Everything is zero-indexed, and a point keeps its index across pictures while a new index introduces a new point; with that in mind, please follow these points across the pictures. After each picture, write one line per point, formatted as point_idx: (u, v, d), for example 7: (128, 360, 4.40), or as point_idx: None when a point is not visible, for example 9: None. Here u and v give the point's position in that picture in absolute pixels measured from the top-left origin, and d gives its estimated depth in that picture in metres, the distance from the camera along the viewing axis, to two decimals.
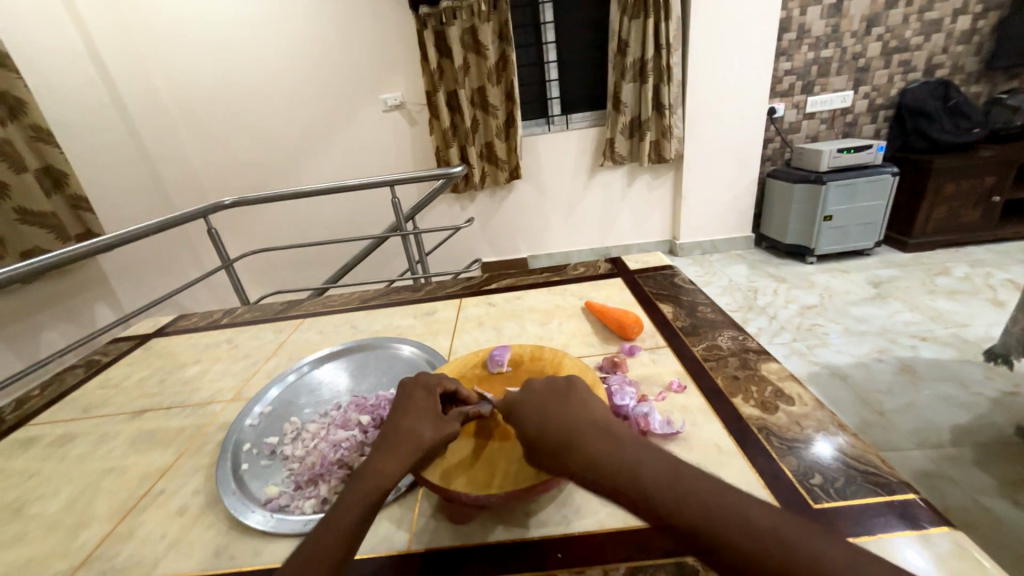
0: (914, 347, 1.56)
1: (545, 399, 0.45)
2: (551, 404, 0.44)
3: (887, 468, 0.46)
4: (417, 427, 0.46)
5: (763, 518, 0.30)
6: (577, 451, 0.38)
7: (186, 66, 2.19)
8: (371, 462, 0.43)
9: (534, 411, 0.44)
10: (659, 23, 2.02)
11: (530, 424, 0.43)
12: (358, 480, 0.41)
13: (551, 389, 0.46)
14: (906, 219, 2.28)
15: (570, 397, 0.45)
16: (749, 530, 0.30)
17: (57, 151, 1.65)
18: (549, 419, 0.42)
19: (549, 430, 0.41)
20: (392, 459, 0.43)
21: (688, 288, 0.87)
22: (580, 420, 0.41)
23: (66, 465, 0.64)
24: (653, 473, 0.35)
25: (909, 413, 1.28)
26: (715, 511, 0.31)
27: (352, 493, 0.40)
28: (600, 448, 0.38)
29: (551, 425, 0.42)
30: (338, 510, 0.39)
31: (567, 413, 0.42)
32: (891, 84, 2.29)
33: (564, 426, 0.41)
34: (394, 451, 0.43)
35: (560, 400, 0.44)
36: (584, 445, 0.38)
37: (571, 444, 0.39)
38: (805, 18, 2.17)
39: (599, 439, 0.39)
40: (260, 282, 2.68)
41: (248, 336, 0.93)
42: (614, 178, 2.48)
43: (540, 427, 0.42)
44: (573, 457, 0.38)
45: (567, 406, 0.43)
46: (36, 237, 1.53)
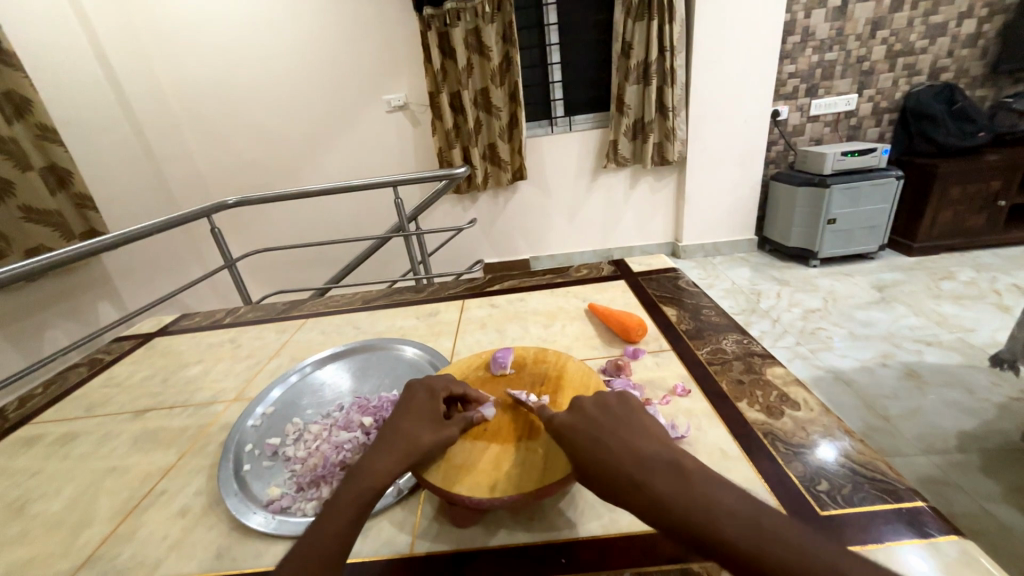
0: (918, 351, 1.56)
1: (596, 423, 0.41)
2: (604, 429, 0.40)
3: (896, 475, 0.46)
4: (415, 429, 0.46)
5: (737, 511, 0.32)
6: (643, 488, 0.34)
7: (191, 66, 2.20)
8: (366, 463, 0.42)
9: (586, 438, 0.40)
10: (663, 26, 2.01)
11: (582, 453, 0.39)
12: (351, 480, 0.41)
13: (598, 410, 0.42)
14: (910, 222, 2.27)
15: (622, 421, 0.41)
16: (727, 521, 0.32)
17: (62, 150, 1.65)
18: (604, 448, 0.38)
19: (606, 462, 0.37)
20: (388, 459, 0.42)
21: (692, 291, 0.86)
22: (639, 450, 0.37)
23: (68, 464, 0.64)
24: (733, 513, 0.31)
25: (914, 419, 1.27)
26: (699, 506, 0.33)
27: (344, 494, 0.40)
28: (667, 484, 0.34)
29: (607, 456, 0.38)
30: (330, 510, 0.39)
31: (623, 441, 0.38)
32: (896, 88, 2.28)
33: (622, 457, 0.37)
34: (391, 452, 0.43)
35: (610, 423, 0.41)
36: (648, 480, 0.35)
37: (632, 479, 0.35)
38: (810, 21, 2.16)
39: (665, 470, 0.35)
40: (262, 282, 2.68)
41: (251, 336, 0.93)
42: (617, 180, 2.48)
43: (594, 457, 0.38)
44: (638, 495, 0.34)
45: (620, 431, 0.39)
46: (40, 235, 1.53)
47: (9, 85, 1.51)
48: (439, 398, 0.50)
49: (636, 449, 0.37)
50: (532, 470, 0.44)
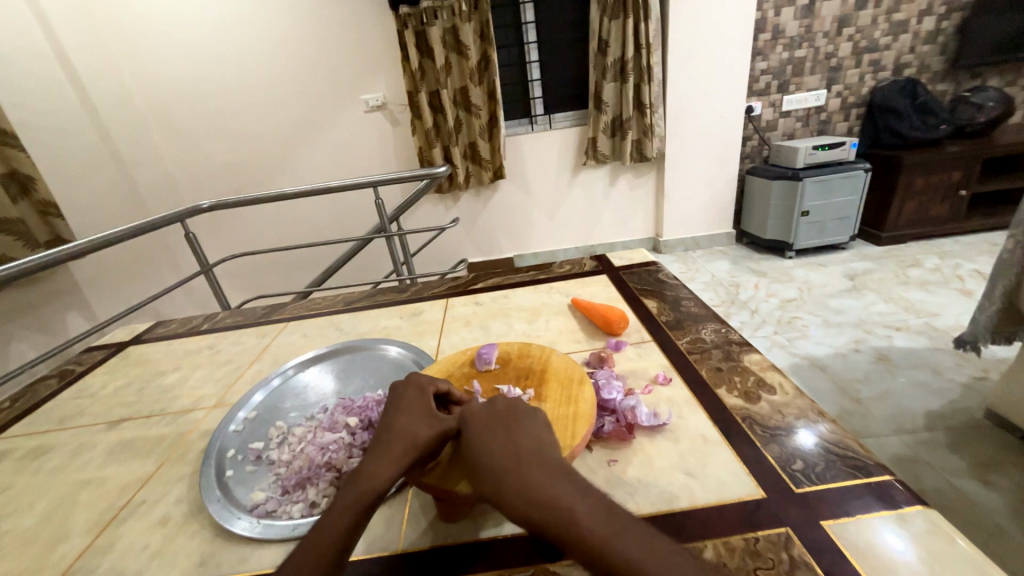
0: (889, 336, 1.62)
1: (491, 419, 0.42)
2: (498, 427, 0.41)
3: (864, 451, 0.48)
4: (410, 427, 0.45)
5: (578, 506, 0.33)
6: (515, 481, 0.36)
7: (160, 68, 2.13)
8: (364, 466, 0.42)
9: (479, 432, 0.41)
10: (638, 24, 2.05)
11: (472, 444, 0.40)
12: (351, 484, 0.41)
13: (503, 407, 0.44)
14: (879, 213, 2.35)
15: (516, 420, 0.42)
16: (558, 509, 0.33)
17: (23, 155, 1.59)
18: (493, 442, 0.40)
19: (490, 454, 0.38)
20: (385, 461, 0.42)
21: (672, 283, 0.88)
22: (528, 447, 0.39)
23: (40, 478, 0.61)
24: (589, 513, 0.33)
25: (886, 401, 1.32)
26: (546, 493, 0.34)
27: (343, 499, 0.40)
28: (544, 479, 0.36)
29: (495, 449, 0.39)
30: (331, 515, 0.39)
31: (515, 437, 0.40)
32: (863, 83, 2.36)
33: (508, 451, 0.38)
34: (389, 453, 0.43)
35: (504, 423, 0.42)
36: (523, 474, 0.36)
37: (509, 472, 0.36)
38: (779, 19, 2.22)
39: (543, 468, 0.37)
40: (241, 287, 2.62)
41: (231, 341, 0.92)
42: (598, 177, 2.51)
43: (483, 448, 0.39)
44: (509, 483, 0.36)
45: (514, 429, 0.41)
46: (3, 245, 1.47)
47: None
48: (429, 394, 0.49)
49: (524, 446, 0.39)
50: None
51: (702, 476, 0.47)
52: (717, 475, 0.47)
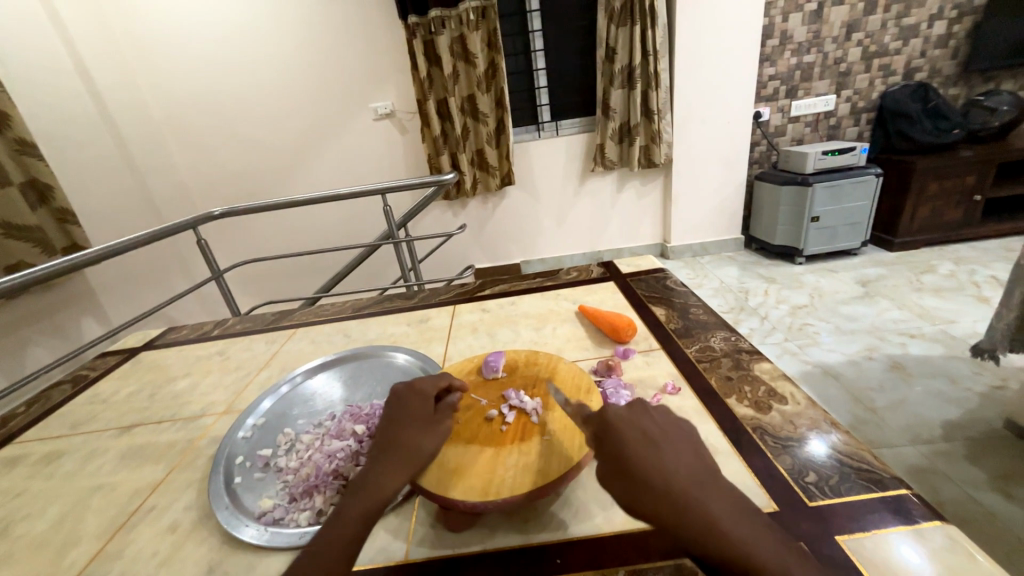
0: (904, 344, 1.59)
1: (651, 427, 0.41)
2: (653, 435, 0.40)
3: (880, 464, 0.47)
4: (416, 438, 0.46)
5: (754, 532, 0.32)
6: (689, 507, 0.33)
7: (177, 78, 2.18)
8: (370, 473, 0.43)
9: (637, 441, 0.39)
10: (645, 31, 2.05)
11: (632, 451, 0.38)
12: (357, 493, 0.42)
13: (659, 423, 0.42)
14: (891, 218, 2.32)
15: (675, 436, 0.40)
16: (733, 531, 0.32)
17: (42, 164, 1.62)
18: (658, 453, 0.37)
19: (657, 467, 0.36)
20: (391, 469, 0.43)
21: (680, 290, 0.88)
22: (691, 469, 0.37)
23: (53, 483, 0.62)
24: (784, 553, 0.31)
25: (901, 410, 1.29)
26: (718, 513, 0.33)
27: (351, 506, 0.40)
28: (721, 508, 0.34)
29: (656, 461, 0.37)
30: (340, 521, 0.40)
31: (677, 457, 0.38)
32: (872, 88, 2.34)
33: (677, 470, 0.36)
34: (393, 462, 0.44)
35: (659, 436, 0.40)
36: (698, 502, 0.34)
37: (684, 491, 0.34)
38: (787, 25, 2.21)
39: (720, 501, 0.34)
40: (251, 293, 2.66)
41: (241, 348, 0.93)
42: (605, 183, 2.51)
43: (649, 459, 0.37)
44: (686, 506, 0.33)
45: (677, 447, 0.39)
46: (21, 252, 1.49)
47: None
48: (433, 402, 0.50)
49: (692, 469, 0.37)
50: (527, 472, 0.44)
51: None
52: None
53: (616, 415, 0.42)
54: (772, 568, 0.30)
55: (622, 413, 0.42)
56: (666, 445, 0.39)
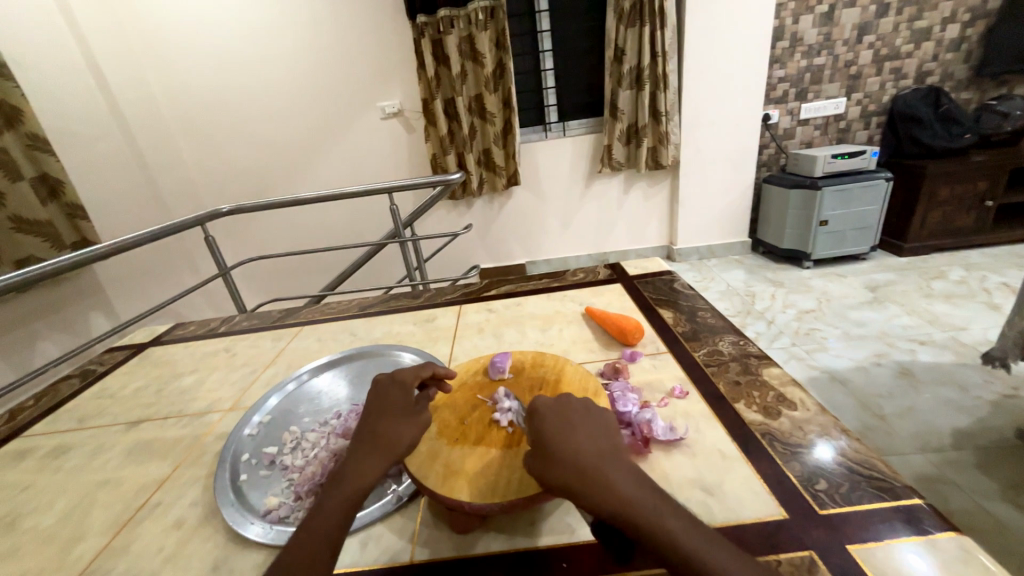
0: (913, 350, 1.57)
1: (569, 413, 0.44)
2: (568, 419, 0.43)
3: (892, 472, 0.46)
4: (394, 430, 0.46)
5: (651, 500, 0.35)
6: (594, 476, 0.37)
7: (187, 76, 2.20)
8: (351, 465, 0.43)
9: (555, 424, 0.42)
10: (654, 32, 2.04)
11: (549, 434, 0.41)
12: (337, 486, 0.42)
13: (577, 407, 0.45)
14: (900, 223, 2.30)
15: (593, 418, 0.44)
16: (630, 500, 0.35)
17: (53, 159, 1.63)
18: (571, 435, 0.41)
19: (568, 448, 0.39)
20: (372, 459, 0.43)
21: (687, 293, 0.87)
22: (603, 446, 0.40)
23: (61, 476, 0.63)
24: (677, 515, 0.35)
25: (909, 417, 1.28)
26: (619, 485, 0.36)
27: (333, 498, 0.41)
28: (624, 479, 0.37)
29: (570, 442, 0.40)
30: (322, 514, 0.40)
31: (589, 437, 0.41)
32: (884, 91, 2.32)
33: (587, 448, 0.39)
34: (372, 454, 0.44)
35: (577, 421, 0.43)
36: (604, 472, 0.37)
37: (591, 462, 0.38)
38: (798, 27, 2.20)
39: (623, 472, 0.37)
40: (258, 290, 2.67)
41: (247, 344, 0.93)
42: (611, 185, 2.50)
43: (562, 443, 0.40)
44: (591, 481, 0.37)
45: (591, 428, 0.42)
46: (30, 246, 1.51)
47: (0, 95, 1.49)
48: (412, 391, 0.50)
49: (603, 446, 0.40)
50: (534, 473, 0.44)
51: (721, 495, 0.45)
52: (738, 492, 0.45)
53: (539, 406, 0.45)
54: (661, 531, 0.33)
55: (543, 402, 0.45)
56: (582, 428, 0.42)
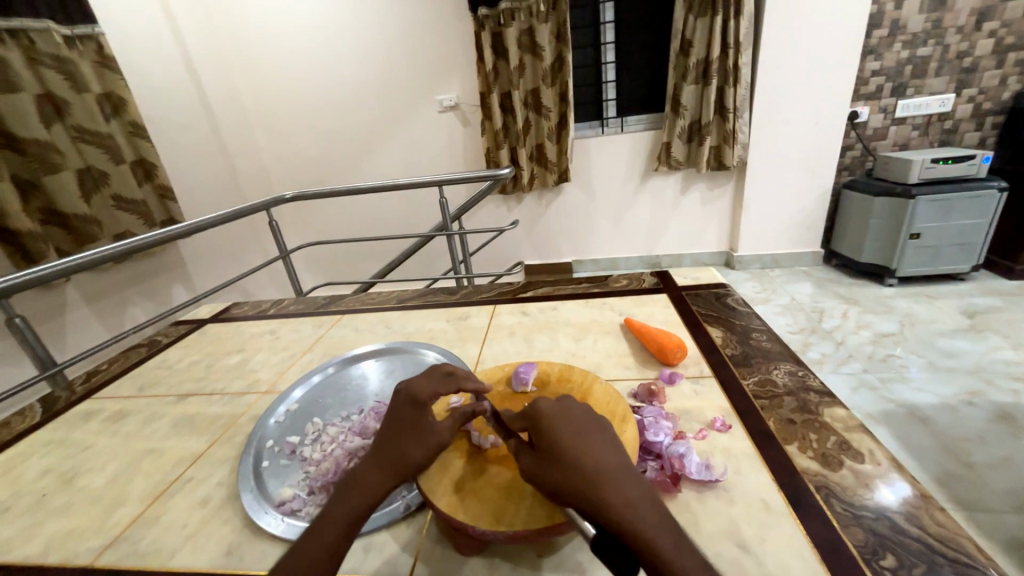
0: (1018, 391, 1.35)
1: (577, 416, 0.41)
2: (577, 422, 0.40)
3: (985, 558, 0.37)
4: (403, 443, 0.44)
5: (662, 522, 0.33)
6: (610, 493, 0.34)
7: (265, 69, 2.35)
8: (358, 474, 0.42)
9: (565, 428, 0.39)
10: (728, 21, 1.89)
11: (561, 435, 0.39)
12: (344, 494, 0.40)
13: (585, 413, 0.42)
14: (1013, 241, 1.98)
15: (601, 426, 0.41)
16: (642, 519, 0.33)
17: (149, 145, 1.79)
18: (582, 441, 0.38)
19: (579, 454, 0.37)
20: (379, 472, 0.41)
21: (742, 311, 0.79)
22: (615, 457, 0.38)
23: (116, 440, 0.68)
24: (685, 543, 0.32)
25: (1009, 470, 1.09)
26: (633, 502, 0.34)
27: (336, 507, 0.39)
28: (638, 497, 0.34)
29: (582, 449, 0.37)
30: (323, 522, 0.39)
31: (602, 445, 0.38)
32: (1005, 86, 1.99)
33: (599, 457, 0.37)
34: (380, 466, 0.42)
35: (586, 426, 0.40)
36: (618, 487, 0.35)
37: (608, 477, 0.35)
38: (901, 13, 1.94)
39: (634, 487, 0.35)
40: (315, 272, 2.83)
41: (290, 328, 0.97)
42: (669, 184, 2.37)
43: (573, 447, 0.37)
44: (606, 493, 0.34)
45: (601, 437, 0.39)
46: (128, 223, 1.67)
47: (108, 86, 1.66)
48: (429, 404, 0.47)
49: (615, 457, 0.37)
50: (543, 503, 0.41)
51: (760, 555, 0.39)
52: (780, 555, 0.39)
53: (547, 405, 0.42)
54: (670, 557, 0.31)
55: (553, 403, 0.42)
56: (593, 435, 0.39)
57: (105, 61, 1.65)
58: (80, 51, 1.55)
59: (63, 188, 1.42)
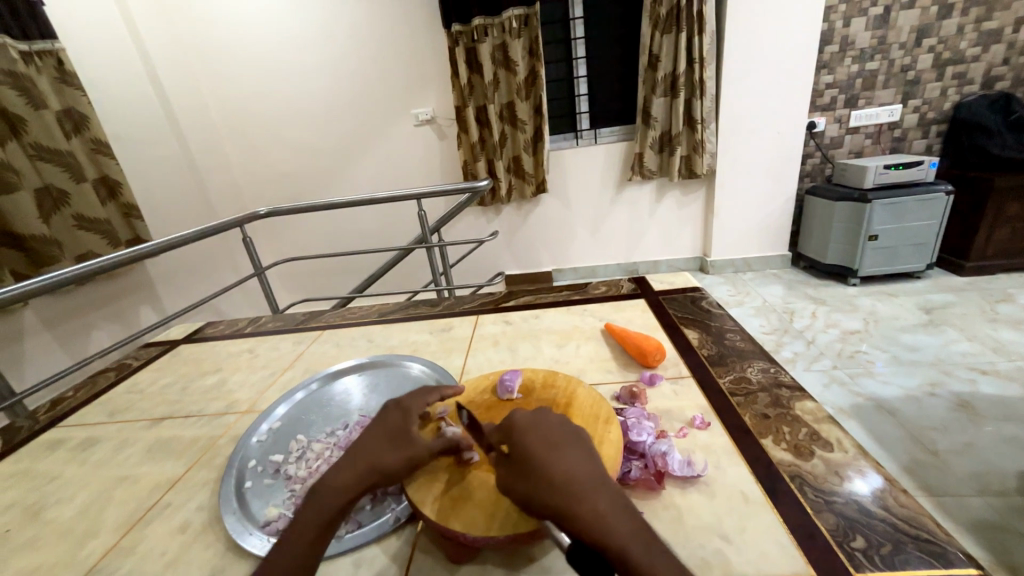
0: (973, 380, 1.43)
1: (551, 429, 0.42)
2: (549, 434, 0.42)
3: (945, 534, 0.40)
4: (374, 447, 0.44)
5: (630, 528, 0.34)
6: (580, 505, 0.35)
7: (237, 86, 2.32)
8: (326, 479, 0.42)
9: (537, 441, 0.41)
10: (691, 38, 1.98)
11: (534, 448, 0.40)
12: (311, 501, 0.41)
13: (559, 425, 0.43)
14: (961, 240, 2.12)
15: (575, 438, 0.42)
16: (610, 526, 0.34)
17: (113, 163, 1.74)
18: (555, 453, 0.39)
19: (550, 466, 0.38)
20: (347, 476, 0.41)
21: (716, 313, 0.82)
22: (587, 466, 0.39)
23: (86, 470, 0.65)
24: (651, 544, 0.33)
25: (969, 455, 1.16)
26: (602, 510, 0.35)
27: (305, 516, 0.40)
28: (607, 506, 0.35)
29: (554, 460, 0.38)
30: (292, 531, 0.39)
31: (573, 456, 0.39)
32: (945, 97, 2.15)
33: (570, 468, 0.38)
34: (349, 470, 0.42)
35: (560, 438, 0.41)
36: (587, 497, 0.36)
37: (578, 489, 0.36)
38: (849, 30, 2.07)
39: (604, 496, 0.36)
40: (292, 289, 2.77)
41: (270, 346, 0.95)
42: (643, 193, 2.43)
43: (545, 459, 0.39)
44: (575, 502, 0.35)
45: (573, 448, 0.40)
46: (91, 243, 1.60)
47: (68, 103, 1.61)
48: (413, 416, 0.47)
49: (585, 467, 0.38)
50: None
51: (741, 544, 0.41)
52: (760, 544, 0.40)
53: (522, 420, 0.43)
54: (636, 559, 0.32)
55: (527, 418, 0.44)
56: (568, 445, 0.41)
57: (66, 77, 1.60)
58: (38, 66, 1.50)
59: (19, 208, 1.36)
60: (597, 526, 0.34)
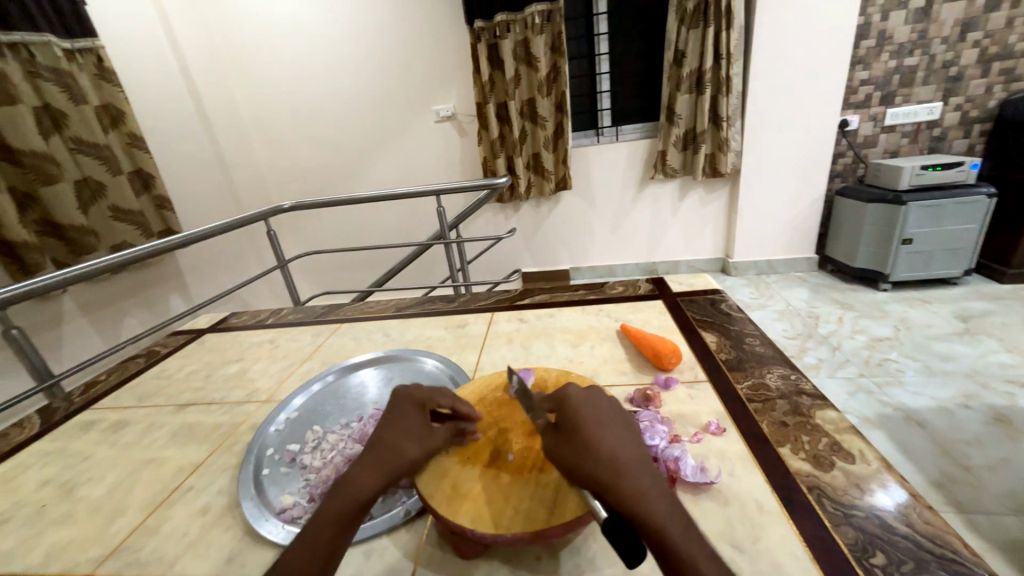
0: (1012, 394, 1.36)
1: (602, 405, 0.42)
2: (600, 410, 0.41)
3: (972, 555, 0.38)
4: (397, 441, 0.44)
5: (670, 510, 0.34)
6: (623, 480, 0.35)
7: (264, 82, 2.37)
8: (350, 473, 0.41)
9: (588, 414, 0.40)
10: (719, 33, 1.92)
11: (583, 420, 0.39)
12: (334, 494, 0.40)
13: (609, 404, 0.42)
14: (1003, 246, 2.01)
15: (624, 420, 0.41)
16: (652, 505, 0.33)
17: (147, 156, 1.80)
18: (604, 427, 0.39)
19: (598, 440, 0.37)
20: (370, 471, 0.41)
21: (736, 316, 0.80)
22: (632, 447, 0.38)
23: (115, 451, 0.68)
24: (686, 528, 0.33)
25: (1004, 472, 1.10)
26: (645, 489, 0.34)
27: (328, 509, 0.39)
28: (649, 486, 0.35)
29: (602, 435, 0.38)
30: (314, 526, 0.38)
31: (621, 435, 0.38)
32: (990, 95, 2.03)
33: (616, 444, 0.37)
34: (373, 463, 0.42)
35: (608, 416, 0.40)
36: (631, 475, 0.35)
37: (624, 465, 0.36)
38: (887, 24, 1.98)
39: (648, 477, 0.35)
40: (313, 281, 2.83)
41: (290, 338, 0.97)
42: (665, 191, 2.39)
43: (594, 432, 0.38)
44: (618, 478, 0.35)
45: (621, 428, 0.40)
46: (125, 233, 1.67)
47: (106, 98, 1.67)
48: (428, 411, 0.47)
49: (631, 447, 0.38)
50: (543, 504, 0.42)
51: (754, 554, 0.40)
52: (774, 554, 0.40)
53: (573, 393, 0.43)
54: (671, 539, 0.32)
55: (578, 392, 0.43)
56: (616, 423, 0.40)
57: (105, 74, 1.67)
58: (79, 64, 1.57)
59: (59, 199, 1.42)
60: (638, 502, 0.34)
